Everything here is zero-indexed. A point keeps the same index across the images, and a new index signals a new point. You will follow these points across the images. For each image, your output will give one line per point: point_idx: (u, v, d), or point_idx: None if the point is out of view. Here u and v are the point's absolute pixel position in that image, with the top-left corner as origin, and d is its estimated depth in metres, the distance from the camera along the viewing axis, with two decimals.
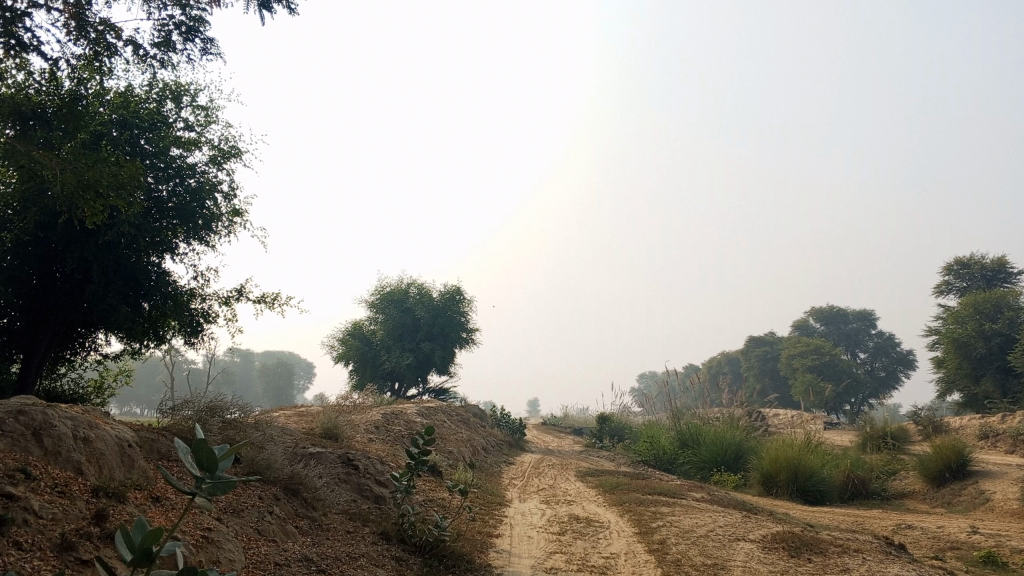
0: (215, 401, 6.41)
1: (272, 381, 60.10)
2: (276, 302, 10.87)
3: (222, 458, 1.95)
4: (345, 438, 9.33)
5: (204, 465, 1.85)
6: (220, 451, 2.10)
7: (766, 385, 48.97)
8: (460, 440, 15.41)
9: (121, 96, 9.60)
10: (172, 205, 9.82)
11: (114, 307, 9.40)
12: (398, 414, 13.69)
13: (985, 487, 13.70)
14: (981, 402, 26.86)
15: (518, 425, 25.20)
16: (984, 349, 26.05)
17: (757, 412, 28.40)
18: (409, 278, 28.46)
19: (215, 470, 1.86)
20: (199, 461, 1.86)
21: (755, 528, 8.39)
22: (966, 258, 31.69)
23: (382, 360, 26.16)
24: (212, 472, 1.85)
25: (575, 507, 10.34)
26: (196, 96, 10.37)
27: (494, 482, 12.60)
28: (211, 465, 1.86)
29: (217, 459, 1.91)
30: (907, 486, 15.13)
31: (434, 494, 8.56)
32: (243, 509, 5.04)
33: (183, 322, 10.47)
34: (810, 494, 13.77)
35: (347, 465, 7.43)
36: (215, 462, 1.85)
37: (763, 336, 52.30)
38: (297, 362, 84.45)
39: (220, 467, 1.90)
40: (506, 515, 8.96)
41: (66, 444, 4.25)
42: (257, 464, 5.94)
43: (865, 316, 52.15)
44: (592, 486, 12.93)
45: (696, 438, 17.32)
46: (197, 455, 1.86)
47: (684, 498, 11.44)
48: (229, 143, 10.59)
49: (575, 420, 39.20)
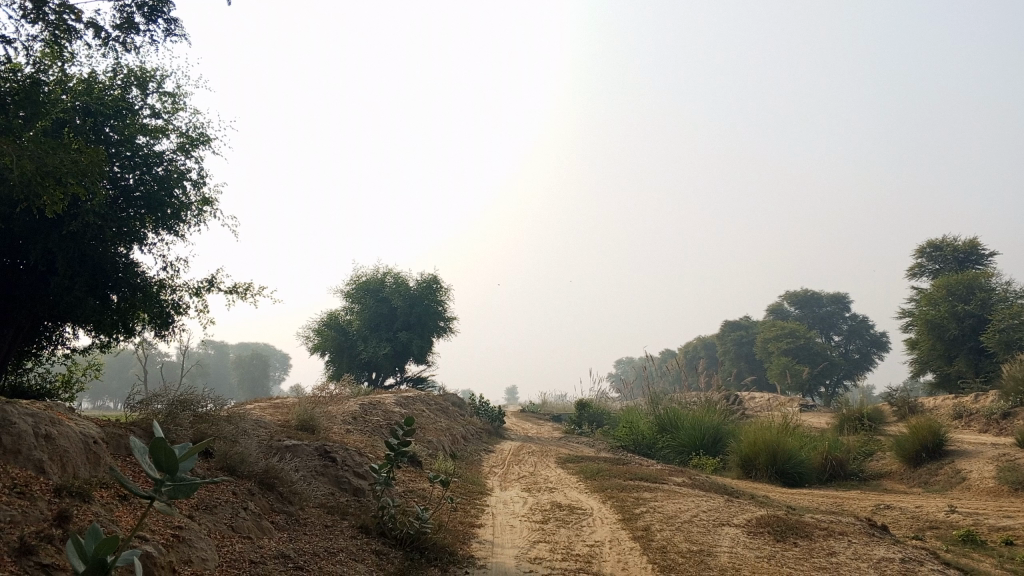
0: (185, 394, 6.19)
1: (247, 372, 59.53)
2: (248, 292, 10.62)
3: (183, 460, 1.83)
4: (322, 429, 9.14)
5: (164, 467, 1.73)
6: (181, 451, 1.97)
7: (742, 369, 49.25)
8: (438, 429, 15.25)
9: (83, 82, 9.30)
10: (139, 194, 9.55)
11: (81, 299, 9.13)
12: (375, 404, 13.51)
13: (961, 466, 13.77)
14: (953, 382, 27.13)
15: (497, 413, 25.08)
16: (956, 330, 26.29)
17: (734, 396, 28.50)
18: (385, 267, 28.18)
19: (176, 472, 1.75)
20: (159, 463, 1.74)
21: (738, 513, 8.32)
22: (938, 240, 31.94)
23: (358, 350, 25.92)
24: (173, 475, 1.74)
25: (557, 494, 10.24)
26: (163, 82, 10.07)
27: (474, 471, 12.48)
28: (171, 466, 1.74)
29: (177, 459, 1.79)
30: (884, 467, 15.21)
31: (414, 485, 8.41)
32: (216, 506, 4.85)
33: (153, 314, 10.20)
34: (788, 476, 13.78)
35: (324, 457, 7.25)
36: (176, 464, 1.74)
37: (739, 320, 52.59)
38: (272, 353, 83.82)
39: (181, 468, 1.79)
40: (488, 505, 8.83)
41: (27, 442, 4.04)
42: (230, 458, 5.74)
43: (839, 299, 52.57)
44: (573, 473, 12.84)
45: (675, 423, 17.27)
46: (156, 456, 1.73)
47: (665, 483, 11.38)
48: (198, 130, 10.31)
49: (554, 407, 39.21)
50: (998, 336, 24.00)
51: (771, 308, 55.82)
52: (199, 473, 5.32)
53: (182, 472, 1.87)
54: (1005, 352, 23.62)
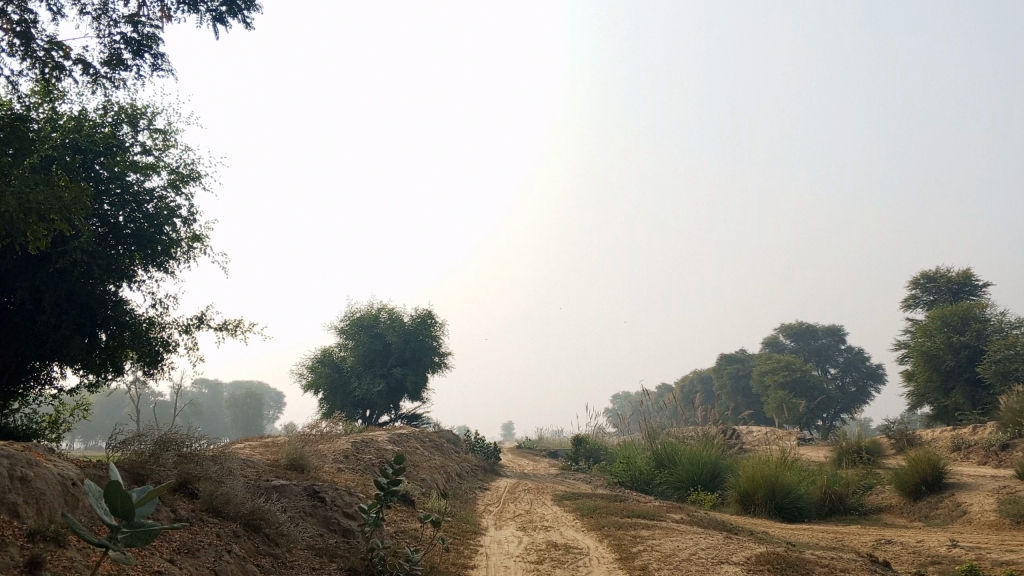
0: (170, 433, 6.06)
1: (241, 411, 59.02)
2: (239, 329, 10.51)
3: (139, 503, 1.77)
4: (312, 468, 8.98)
5: (118, 512, 1.67)
6: (136, 496, 1.91)
7: (739, 403, 49.01)
8: (433, 467, 15.04)
9: (74, 120, 9.28)
10: (129, 231, 9.48)
11: (68, 336, 9.01)
12: (368, 442, 13.32)
13: (962, 499, 13.60)
14: (951, 414, 26.97)
15: (492, 449, 24.82)
16: (953, 361, 26.20)
17: (730, 430, 28.30)
18: (379, 303, 28.06)
19: (133, 517, 1.69)
20: (114, 508, 1.68)
21: (738, 550, 8.16)
22: (931, 272, 31.98)
23: (352, 387, 25.71)
24: (130, 520, 1.68)
25: (553, 533, 10.05)
26: (154, 118, 10.05)
27: (469, 510, 12.29)
28: (127, 511, 1.68)
29: (133, 503, 1.73)
30: (884, 501, 15.02)
31: (406, 525, 8.25)
32: (199, 549, 4.71)
33: (142, 352, 10.08)
34: (788, 511, 13.59)
35: (313, 497, 7.10)
36: (131, 508, 1.68)
37: (735, 354, 52.44)
38: (267, 391, 83.24)
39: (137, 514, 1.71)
40: (482, 545, 8.65)
41: (1, 484, 3.91)
42: (215, 499, 5.60)
43: (834, 331, 52.52)
44: (569, 511, 12.63)
45: (673, 458, 17.08)
46: (111, 501, 1.67)
47: (663, 520, 11.19)
48: (188, 166, 10.27)
49: (550, 443, 38.85)
50: (994, 366, 23.91)
51: (766, 341, 55.71)
52: (183, 514, 5.18)
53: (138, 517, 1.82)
54: (1002, 383, 23.52)
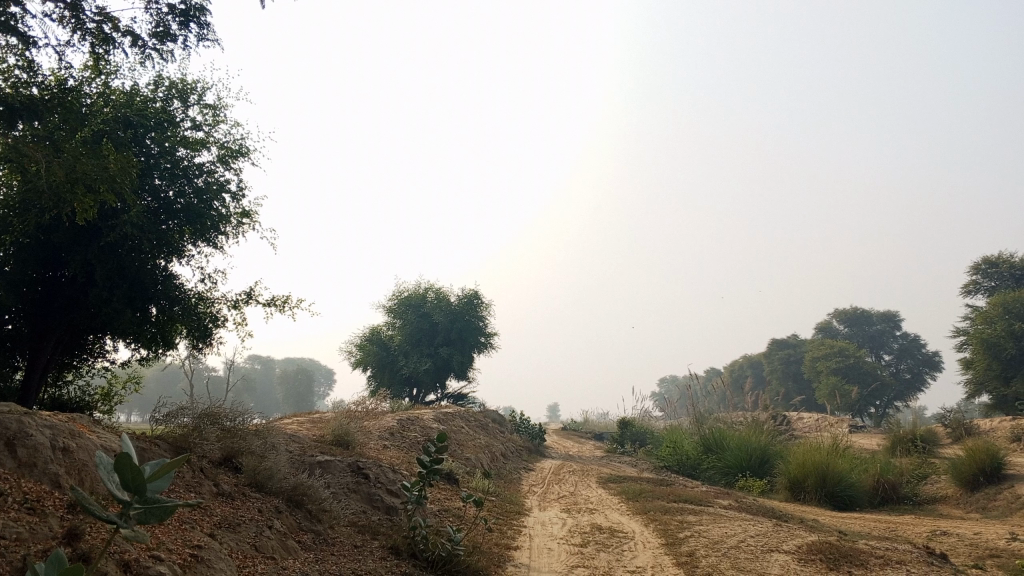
0: (215, 406, 6.03)
1: (291, 387, 59.96)
2: (287, 305, 10.53)
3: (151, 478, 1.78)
4: (357, 445, 8.96)
5: (130, 487, 1.69)
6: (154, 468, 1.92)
7: (789, 388, 48.21)
8: (477, 446, 15.01)
9: (125, 94, 9.33)
10: (179, 206, 9.53)
11: (119, 310, 9.10)
12: (413, 420, 13.32)
13: (1022, 492, 13.12)
14: (1011, 404, 26.13)
15: (538, 430, 24.76)
16: (1013, 350, 25.32)
17: (780, 415, 27.82)
18: (427, 282, 28.09)
19: (145, 492, 1.71)
20: (124, 482, 1.70)
21: (789, 538, 7.93)
22: (993, 257, 30.92)
23: (400, 365, 25.86)
24: (142, 496, 1.69)
25: (598, 515, 9.93)
26: (204, 93, 10.08)
27: (513, 491, 12.21)
28: (139, 486, 1.70)
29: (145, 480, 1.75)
30: (939, 491, 14.58)
31: (449, 504, 8.20)
32: (240, 524, 4.67)
33: (192, 326, 10.16)
34: (838, 500, 13.26)
35: (357, 473, 7.06)
36: (143, 484, 1.69)
37: (786, 339, 51.57)
38: (317, 368, 84.48)
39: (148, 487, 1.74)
40: (525, 526, 8.56)
41: (44, 455, 3.90)
42: (258, 475, 5.58)
43: (889, 317, 51.30)
44: (614, 494, 12.47)
45: (721, 443, 16.82)
46: (121, 476, 1.69)
47: (710, 505, 10.98)
48: (238, 142, 10.29)
49: (596, 425, 38.70)
50: None
51: (818, 326, 54.65)
52: (225, 489, 5.15)
53: (155, 488, 1.85)
54: None
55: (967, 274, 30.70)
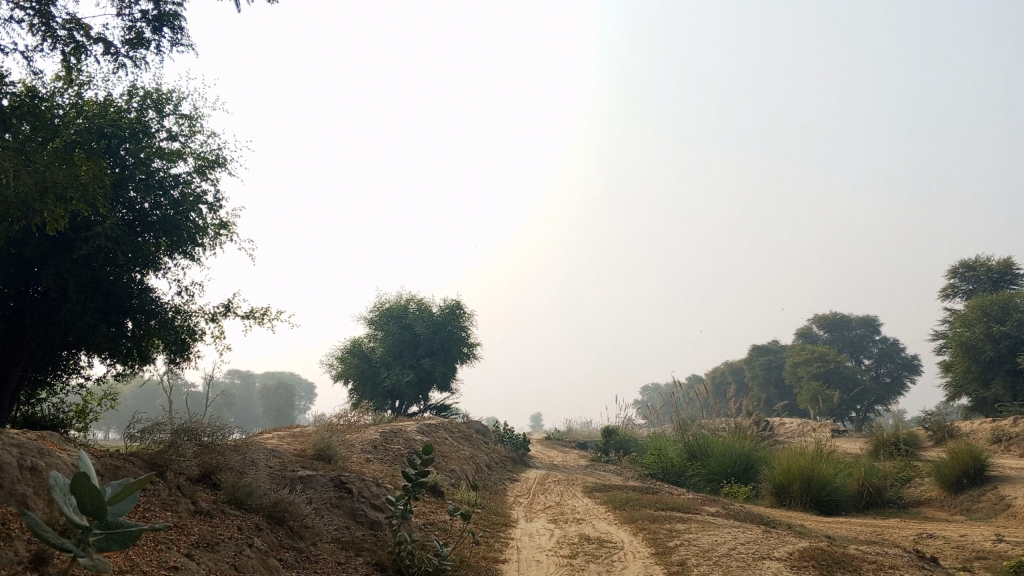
0: (191, 421, 5.84)
1: (271, 401, 59.38)
2: (266, 317, 10.34)
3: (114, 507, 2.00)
4: (339, 459, 8.78)
5: (89, 511, 1.90)
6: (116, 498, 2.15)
7: (771, 394, 48.36)
8: (461, 457, 14.83)
9: (99, 105, 9.14)
10: (155, 218, 9.33)
11: (92, 324, 8.88)
12: (396, 432, 13.15)
13: (1005, 493, 13.12)
14: (990, 406, 26.28)
15: (522, 440, 24.58)
16: (992, 352, 25.48)
17: (763, 421, 27.83)
18: (408, 293, 27.88)
19: (104, 518, 1.93)
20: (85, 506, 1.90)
21: (779, 545, 7.84)
22: (971, 260, 31.16)
23: (382, 377, 25.65)
24: (103, 524, 1.91)
25: (584, 525, 9.80)
26: (180, 104, 9.91)
27: (498, 501, 12.06)
28: (98, 511, 1.91)
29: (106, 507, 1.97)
30: (923, 494, 14.58)
31: (434, 517, 8.04)
32: (219, 543, 4.50)
33: (169, 340, 9.95)
34: (824, 505, 13.20)
35: (339, 488, 6.89)
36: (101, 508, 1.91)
37: (767, 344, 51.76)
38: (297, 381, 83.80)
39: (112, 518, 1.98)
40: (513, 538, 8.42)
41: (10, 475, 3.73)
42: (238, 491, 5.41)
43: (869, 322, 51.62)
44: (600, 503, 12.35)
45: (705, 450, 16.75)
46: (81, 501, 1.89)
47: (698, 513, 10.88)
48: (215, 152, 10.12)
49: (580, 434, 38.56)
50: None
51: (799, 332, 54.91)
52: (204, 507, 4.98)
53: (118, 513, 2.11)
54: None
55: (945, 277, 30.92)
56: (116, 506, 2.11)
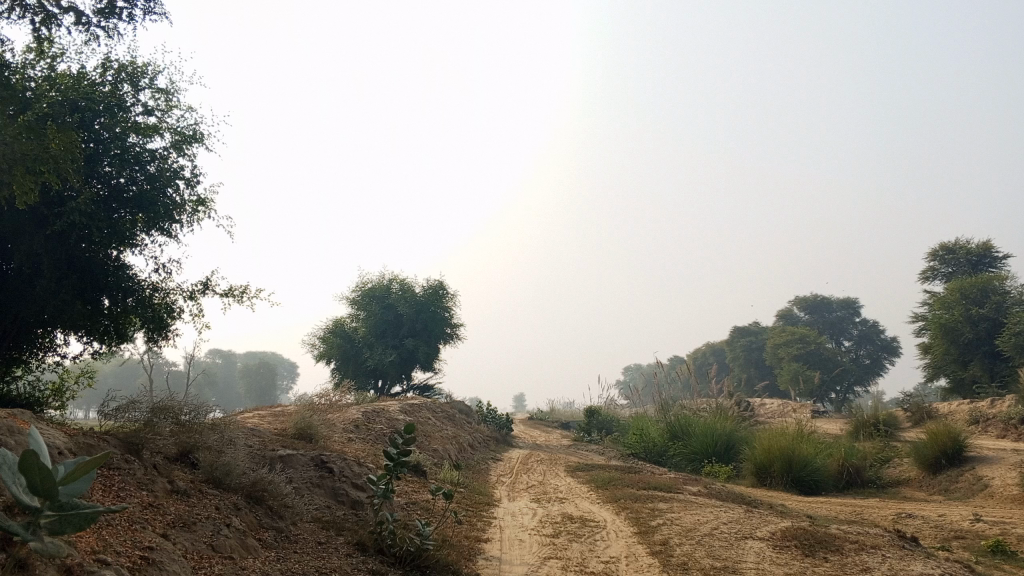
0: (166, 400, 5.73)
1: (253, 381, 59.11)
2: (245, 295, 10.20)
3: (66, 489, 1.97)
4: (320, 438, 8.69)
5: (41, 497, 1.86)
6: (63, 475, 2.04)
7: (752, 375, 48.64)
8: (444, 437, 14.78)
9: (72, 78, 8.93)
10: (130, 194, 9.18)
11: (68, 301, 8.69)
12: (379, 411, 13.06)
13: (983, 473, 13.24)
14: (968, 387, 26.54)
15: (504, 420, 24.57)
16: (971, 334, 25.69)
17: (744, 401, 27.93)
18: (390, 272, 27.70)
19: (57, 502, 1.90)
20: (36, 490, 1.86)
21: (762, 524, 7.85)
22: (951, 243, 31.34)
23: (365, 357, 25.54)
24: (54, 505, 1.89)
25: (568, 505, 9.79)
26: (156, 77, 9.70)
27: (481, 481, 12.03)
28: (48, 497, 1.88)
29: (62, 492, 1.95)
30: (902, 474, 14.70)
31: (417, 497, 7.99)
32: (195, 523, 4.41)
33: (147, 319, 9.79)
34: (804, 485, 13.27)
35: (320, 468, 6.80)
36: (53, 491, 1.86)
37: (749, 326, 51.99)
38: (278, 361, 83.47)
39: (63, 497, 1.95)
40: (495, 518, 8.37)
41: None
42: (216, 470, 5.32)
43: (849, 304, 51.96)
44: (583, 482, 12.35)
45: (686, 430, 16.80)
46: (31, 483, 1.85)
47: (680, 492, 10.91)
48: (192, 127, 9.92)
49: (562, 415, 38.63)
50: (1013, 339, 23.47)
51: (780, 313, 55.18)
52: (180, 486, 4.88)
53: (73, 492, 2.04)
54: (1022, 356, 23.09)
55: (925, 260, 31.09)
56: (69, 486, 1.99)
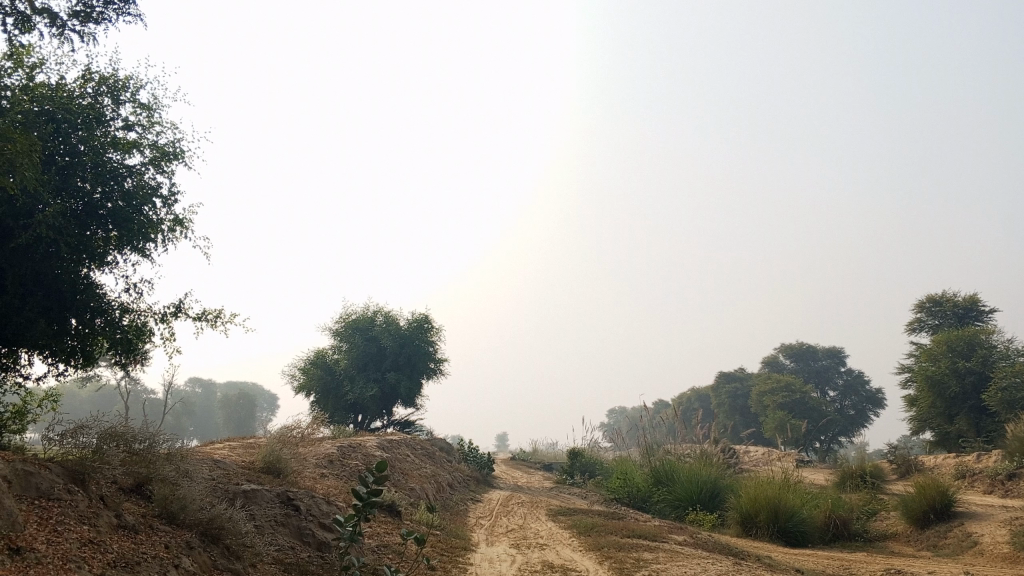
0: (116, 424, 5.32)
1: (232, 412, 58.15)
2: (219, 320, 9.81)
3: None
4: (290, 473, 8.26)
5: None
6: None
7: (737, 422, 48.25)
8: (423, 476, 14.31)
9: (50, 89, 8.62)
10: (105, 210, 8.82)
11: (31, 319, 8.27)
12: (355, 447, 12.61)
13: (972, 529, 12.89)
14: (953, 442, 26.26)
15: (486, 460, 24.01)
16: (957, 387, 25.46)
17: (729, 447, 27.54)
18: (375, 305, 27.33)
19: None
20: None
21: None
22: (938, 296, 31.29)
23: (345, 391, 25.06)
24: None
25: (548, 552, 9.35)
26: (138, 92, 9.41)
27: (458, 524, 11.57)
28: None
29: None
30: (889, 528, 14.32)
31: (389, 540, 7.57)
32: (139, 563, 3.99)
33: (116, 341, 9.38)
34: (790, 536, 12.85)
35: (286, 505, 6.38)
36: None
37: (735, 372, 51.68)
38: (258, 392, 82.33)
39: None
40: (472, 564, 7.93)
41: None
42: (169, 504, 4.90)
43: (835, 353, 51.85)
44: (564, 527, 11.91)
45: (671, 476, 16.39)
46: None
47: (665, 541, 10.50)
48: (173, 144, 9.62)
49: (545, 456, 38.00)
50: (1000, 394, 23.24)
51: (765, 360, 54.93)
52: (128, 521, 4.47)
53: None
54: (1008, 412, 22.82)
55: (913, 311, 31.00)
56: None
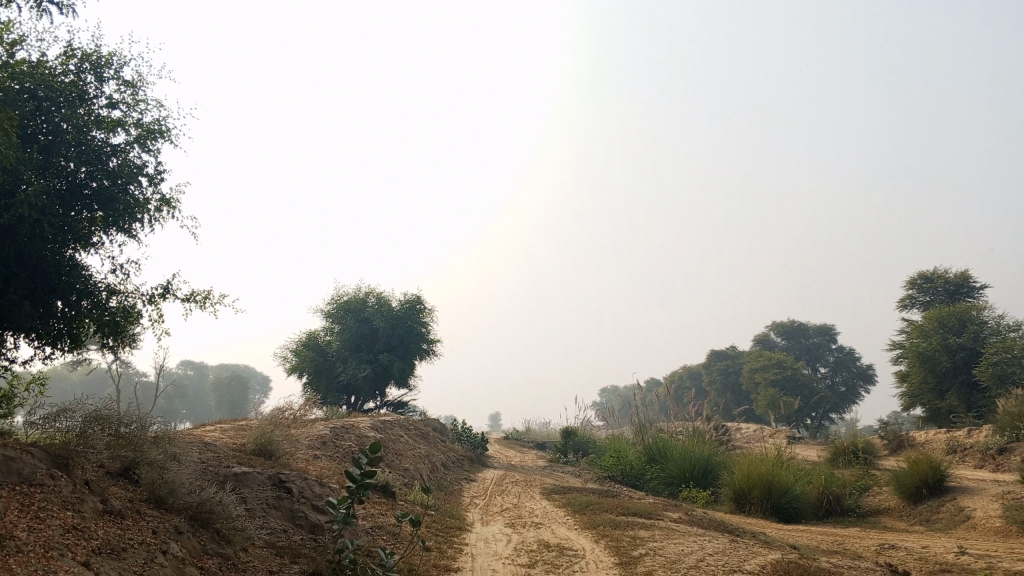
0: (101, 408, 5.18)
1: (225, 394, 58.06)
2: (207, 300, 9.66)
3: None
4: (282, 455, 8.15)
5: None
6: None
7: (729, 399, 48.40)
8: (416, 456, 14.24)
9: (31, 65, 8.40)
10: (89, 190, 8.65)
11: (15, 301, 8.09)
12: (348, 428, 12.51)
13: (964, 504, 12.88)
14: (944, 417, 26.36)
15: (479, 439, 23.98)
16: (948, 363, 25.51)
17: (722, 424, 27.58)
18: (367, 286, 27.14)
19: None
20: None
21: (749, 556, 7.39)
22: (929, 272, 31.28)
23: (338, 372, 24.96)
24: None
25: (544, 530, 9.29)
26: (121, 69, 9.20)
27: (453, 503, 11.51)
28: None
29: None
30: (882, 503, 14.34)
31: (383, 521, 7.48)
32: (125, 550, 3.88)
33: (103, 323, 9.22)
34: (784, 512, 12.84)
35: (278, 487, 6.27)
36: None
37: (727, 350, 51.76)
38: (251, 374, 82.18)
39: None
40: (467, 544, 7.85)
41: None
42: (157, 487, 4.79)
43: (826, 330, 51.97)
44: (559, 506, 11.85)
45: (664, 453, 16.38)
46: None
47: (661, 519, 10.46)
48: (158, 123, 9.42)
49: (538, 435, 38.06)
50: (991, 369, 23.27)
51: (757, 338, 55.03)
52: (114, 506, 4.35)
53: None
54: (999, 386, 22.86)
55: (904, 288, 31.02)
56: None
